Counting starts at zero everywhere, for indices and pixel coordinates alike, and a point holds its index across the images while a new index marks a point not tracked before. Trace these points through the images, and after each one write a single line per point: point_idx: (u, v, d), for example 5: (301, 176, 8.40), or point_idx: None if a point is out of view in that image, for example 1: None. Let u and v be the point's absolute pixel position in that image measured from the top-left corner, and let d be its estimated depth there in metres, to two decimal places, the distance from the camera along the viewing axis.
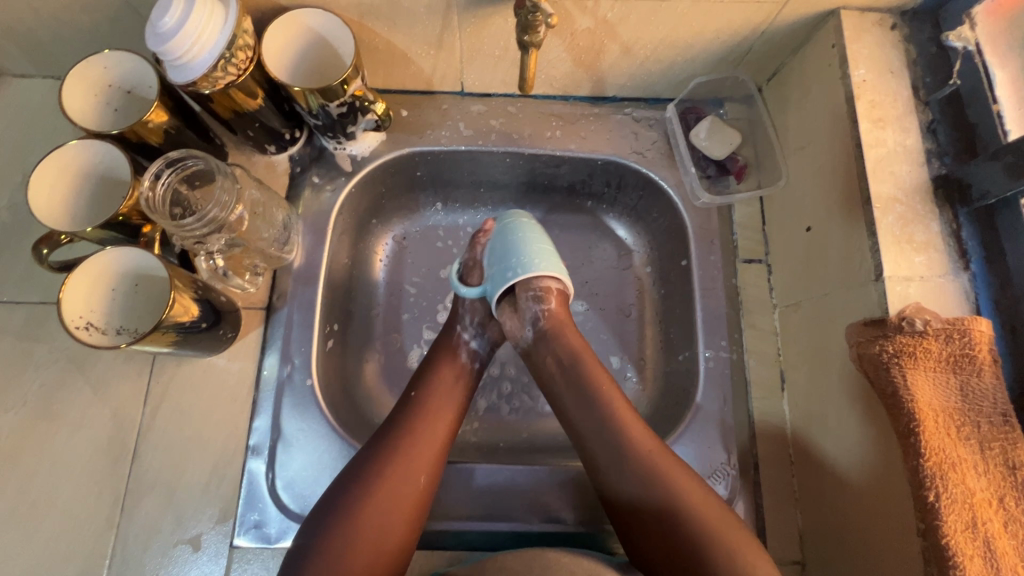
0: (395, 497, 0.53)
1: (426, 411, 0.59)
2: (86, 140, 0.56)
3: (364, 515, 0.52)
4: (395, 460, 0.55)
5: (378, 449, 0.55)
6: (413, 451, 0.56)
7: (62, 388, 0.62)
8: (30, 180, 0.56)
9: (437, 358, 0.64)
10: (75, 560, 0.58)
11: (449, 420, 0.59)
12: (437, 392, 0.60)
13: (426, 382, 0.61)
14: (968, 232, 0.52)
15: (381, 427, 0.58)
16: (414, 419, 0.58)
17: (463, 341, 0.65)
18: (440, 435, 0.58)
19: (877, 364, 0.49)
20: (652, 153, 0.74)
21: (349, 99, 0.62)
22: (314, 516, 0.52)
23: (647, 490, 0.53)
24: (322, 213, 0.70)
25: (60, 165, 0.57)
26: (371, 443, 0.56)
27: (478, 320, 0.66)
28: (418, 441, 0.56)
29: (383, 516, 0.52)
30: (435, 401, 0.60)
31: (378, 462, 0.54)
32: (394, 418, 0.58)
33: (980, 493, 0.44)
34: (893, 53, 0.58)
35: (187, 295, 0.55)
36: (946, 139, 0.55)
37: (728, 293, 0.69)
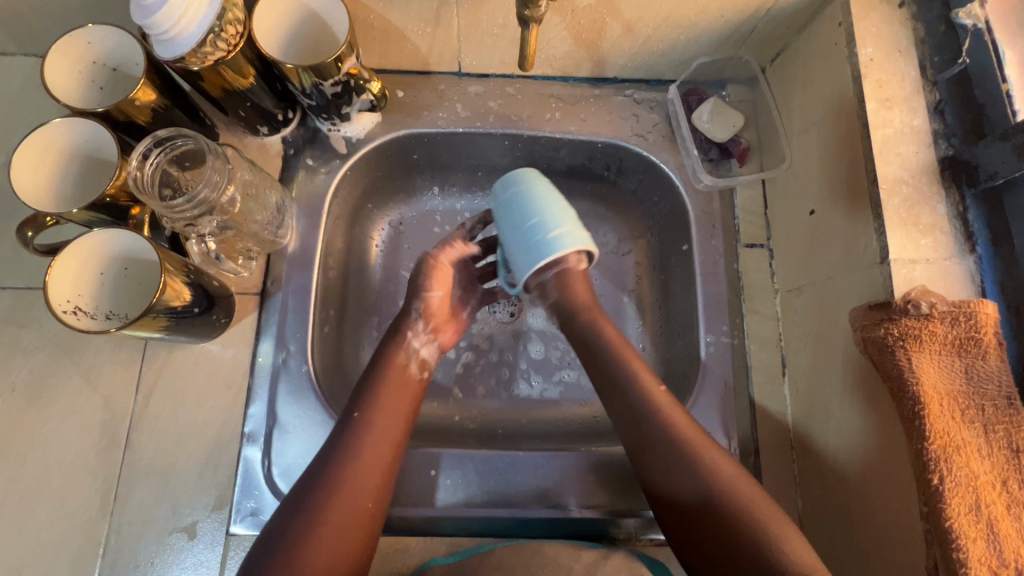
0: (347, 522, 0.51)
1: (371, 429, 0.56)
2: (72, 119, 0.54)
3: (312, 543, 0.49)
4: (343, 489, 0.52)
5: (324, 472, 0.53)
6: (361, 465, 0.54)
7: (51, 374, 0.61)
8: (14, 155, 0.54)
9: (381, 373, 0.60)
10: (69, 547, 0.57)
11: (397, 440, 0.57)
12: (381, 409, 0.58)
13: (370, 400, 0.58)
14: (975, 215, 0.51)
15: (322, 451, 0.55)
16: (359, 440, 0.55)
17: (412, 350, 0.63)
18: (389, 447, 0.56)
19: (881, 347, 0.49)
20: (653, 136, 0.72)
21: (344, 78, 0.61)
22: (266, 537, 0.50)
23: (682, 475, 0.53)
24: (316, 196, 0.68)
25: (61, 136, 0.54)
26: (314, 468, 0.53)
27: (432, 327, 0.66)
28: (366, 454, 0.54)
29: (339, 535, 0.50)
30: (381, 415, 0.57)
31: (324, 481, 0.52)
32: (337, 441, 0.55)
33: (984, 476, 0.44)
34: (901, 31, 0.57)
35: (179, 279, 0.53)
36: (954, 120, 0.54)
37: (729, 277, 0.69)
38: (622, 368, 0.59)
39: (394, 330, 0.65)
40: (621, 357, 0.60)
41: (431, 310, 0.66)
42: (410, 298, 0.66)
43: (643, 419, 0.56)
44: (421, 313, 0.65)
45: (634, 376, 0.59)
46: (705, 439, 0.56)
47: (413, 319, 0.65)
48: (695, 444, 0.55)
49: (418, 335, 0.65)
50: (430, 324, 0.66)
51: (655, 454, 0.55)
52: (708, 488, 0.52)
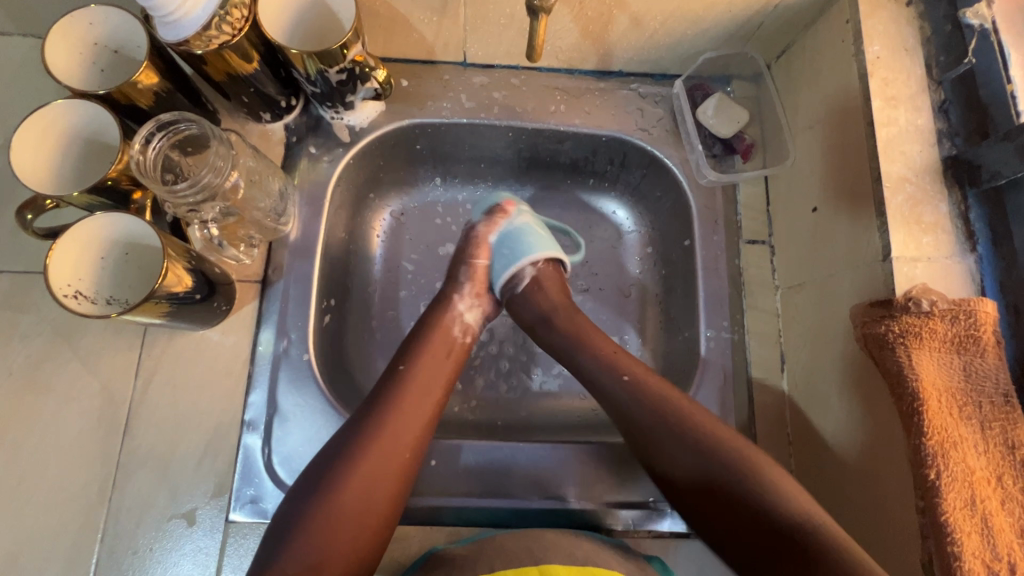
0: (385, 472, 0.52)
1: (414, 384, 0.57)
2: (87, 104, 0.53)
3: (349, 491, 0.50)
4: (380, 444, 0.53)
5: (367, 423, 0.54)
6: (400, 426, 0.54)
7: (49, 359, 0.60)
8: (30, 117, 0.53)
9: (428, 331, 0.62)
10: (67, 532, 0.57)
11: (438, 396, 0.58)
12: (426, 364, 0.59)
13: (414, 356, 0.59)
14: (976, 214, 0.52)
15: (368, 401, 0.56)
16: (401, 392, 0.56)
17: (457, 313, 0.64)
18: (429, 411, 0.57)
19: (881, 343, 0.49)
20: (658, 131, 0.72)
21: (349, 65, 0.60)
22: (299, 488, 0.51)
23: (690, 449, 0.54)
24: (319, 184, 0.68)
25: (46, 117, 0.54)
26: (359, 415, 0.55)
27: (475, 293, 0.66)
28: (406, 415, 0.55)
29: (369, 492, 0.51)
30: (423, 377, 0.58)
31: (364, 436, 0.53)
32: (382, 393, 0.56)
33: (980, 471, 0.45)
34: (907, 30, 0.57)
35: (180, 265, 0.53)
36: (957, 120, 0.54)
37: (730, 273, 0.69)
38: (599, 363, 0.60)
39: (442, 295, 0.66)
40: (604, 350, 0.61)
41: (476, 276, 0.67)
42: (457, 265, 0.68)
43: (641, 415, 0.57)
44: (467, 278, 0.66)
45: (641, 383, 0.58)
46: (708, 419, 0.56)
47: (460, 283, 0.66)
48: (707, 430, 0.55)
49: (466, 300, 0.65)
50: (476, 290, 0.66)
51: (672, 447, 0.55)
52: (711, 474, 0.53)
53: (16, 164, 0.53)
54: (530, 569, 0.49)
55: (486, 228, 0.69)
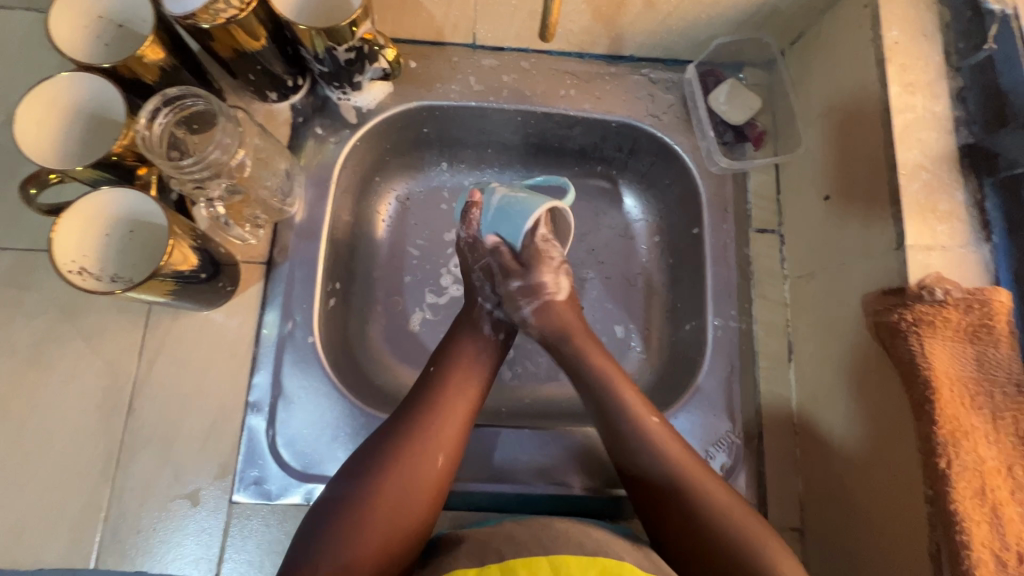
0: (418, 472, 0.52)
1: (445, 386, 0.58)
2: (93, 76, 0.52)
3: (381, 491, 0.50)
4: (413, 445, 0.53)
5: (400, 424, 0.55)
6: (434, 426, 0.55)
7: (53, 337, 0.60)
8: (37, 86, 0.52)
9: (460, 335, 0.63)
10: (70, 511, 0.56)
11: (472, 397, 0.58)
12: (457, 367, 0.60)
13: (445, 360, 0.60)
14: (992, 203, 0.51)
15: (405, 403, 0.57)
16: (434, 393, 0.57)
17: (484, 314, 0.64)
18: (463, 413, 0.57)
19: (894, 332, 0.49)
20: (668, 117, 0.71)
21: (358, 43, 0.59)
22: (334, 486, 0.52)
23: (664, 460, 0.54)
24: (325, 166, 0.67)
25: (47, 98, 0.53)
26: (392, 418, 0.56)
27: (499, 287, 0.66)
28: (441, 416, 0.56)
29: (402, 493, 0.51)
30: (455, 379, 0.59)
31: (398, 436, 0.54)
32: (416, 397, 0.57)
33: (991, 461, 0.45)
34: (927, 15, 0.56)
35: (186, 243, 0.52)
36: (975, 107, 0.53)
37: (739, 262, 0.69)
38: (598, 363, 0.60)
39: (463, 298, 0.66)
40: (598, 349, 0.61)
41: (490, 271, 0.65)
42: (470, 270, 0.67)
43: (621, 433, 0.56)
44: (481, 275, 0.66)
45: (636, 393, 0.58)
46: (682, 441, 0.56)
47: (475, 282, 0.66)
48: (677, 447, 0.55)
49: (485, 296, 0.65)
50: (492, 284, 0.65)
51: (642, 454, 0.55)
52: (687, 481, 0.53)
53: (20, 140, 0.52)
54: (542, 559, 0.46)
55: (466, 224, 0.67)
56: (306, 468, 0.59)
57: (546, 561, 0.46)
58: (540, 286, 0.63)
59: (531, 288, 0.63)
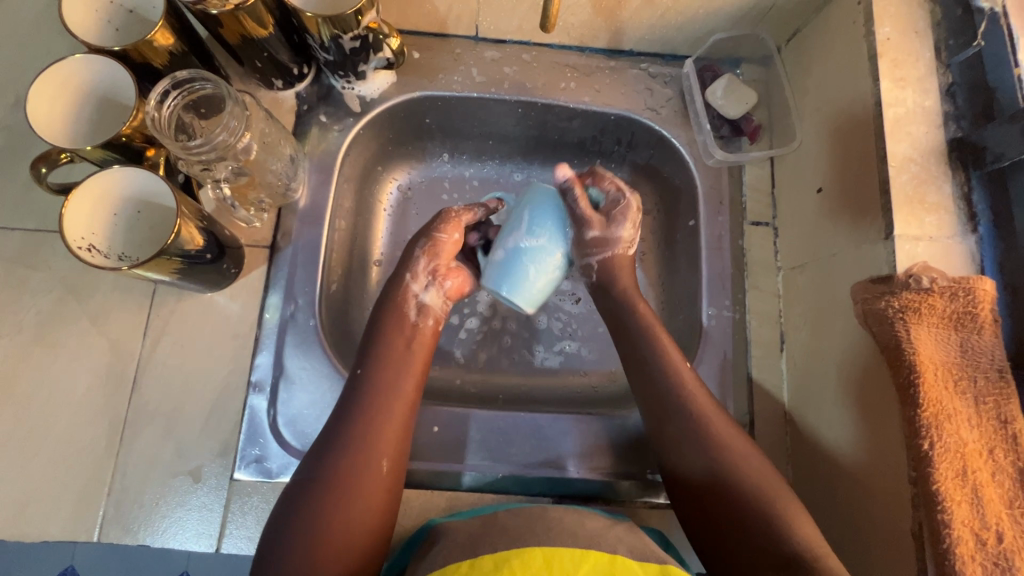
0: (361, 482, 0.50)
1: (375, 386, 0.55)
2: (108, 61, 0.53)
3: (327, 510, 0.48)
4: (350, 454, 0.51)
5: (331, 435, 0.52)
6: (369, 433, 0.53)
7: (59, 315, 0.61)
8: (52, 68, 0.54)
9: (387, 327, 0.60)
10: (74, 485, 0.58)
11: (404, 395, 0.56)
12: (387, 363, 0.57)
13: (372, 358, 0.57)
14: (979, 196, 0.53)
15: (335, 411, 0.55)
16: (363, 397, 0.55)
17: (411, 296, 0.62)
18: (398, 412, 0.55)
19: (882, 318, 0.50)
20: (666, 111, 0.73)
21: (363, 32, 0.60)
22: (279, 509, 0.50)
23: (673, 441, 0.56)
24: (329, 153, 0.69)
25: (60, 78, 0.54)
26: (326, 428, 0.53)
27: (432, 268, 0.62)
28: (374, 421, 0.53)
29: (348, 508, 0.49)
30: (383, 377, 0.56)
31: (331, 449, 0.51)
32: (345, 402, 0.55)
33: (972, 444, 0.46)
34: (918, 13, 0.57)
35: (192, 223, 0.53)
36: (963, 102, 0.55)
37: (734, 254, 0.70)
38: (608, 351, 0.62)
39: (395, 273, 0.63)
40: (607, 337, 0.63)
41: (434, 249, 0.63)
42: (417, 238, 0.64)
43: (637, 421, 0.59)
44: (423, 252, 0.62)
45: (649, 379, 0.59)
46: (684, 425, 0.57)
47: (414, 259, 0.62)
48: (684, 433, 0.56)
49: (419, 280, 0.62)
50: (430, 265, 0.62)
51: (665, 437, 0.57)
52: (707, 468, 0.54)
53: (35, 120, 0.54)
54: (536, 552, 0.46)
55: (463, 208, 0.64)
56: (306, 448, 0.60)
57: (540, 554, 0.46)
58: (605, 239, 0.62)
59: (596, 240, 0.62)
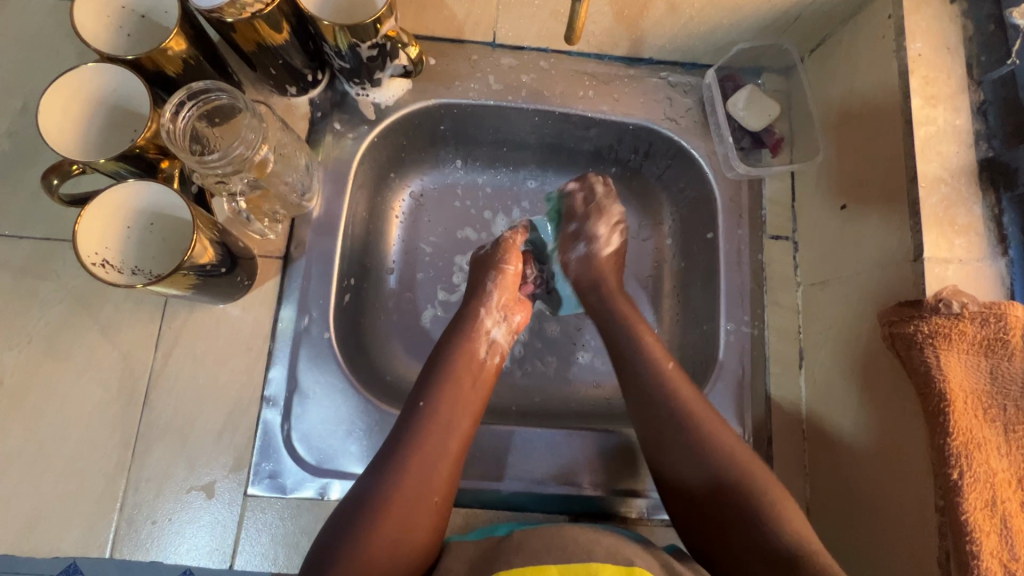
0: (411, 516, 0.49)
1: (436, 421, 0.54)
2: (121, 70, 0.52)
3: (375, 544, 0.47)
4: (406, 487, 0.50)
5: (391, 464, 0.51)
6: (429, 468, 0.52)
7: (69, 327, 0.60)
8: (64, 76, 0.52)
9: (451, 359, 0.59)
10: (86, 500, 0.57)
11: (464, 434, 0.55)
12: (451, 397, 0.56)
13: (436, 392, 0.56)
14: (1010, 218, 0.52)
15: (392, 437, 0.53)
16: (425, 430, 0.54)
17: (484, 331, 0.63)
18: (456, 450, 0.54)
19: (909, 343, 0.49)
20: (686, 121, 0.72)
21: (381, 41, 0.59)
22: (324, 537, 0.48)
23: None
24: (343, 161, 0.67)
25: (69, 90, 0.53)
26: (380, 458, 0.52)
27: (503, 304, 0.65)
28: (434, 456, 0.53)
29: (397, 541, 0.48)
30: (447, 411, 0.55)
31: (388, 480, 0.50)
32: (405, 431, 0.54)
33: (1002, 473, 0.45)
34: (950, 28, 0.56)
35: (207, 236, 0.52)
36: (995, 121, 0.54)
37: (753, 268, 0.69)
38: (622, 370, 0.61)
39: (469, 305, 0.65)
40: (620, 353, 0.62)
41: (505, 283, 0.66)
42: (485, 270, 0.66)
43: (651, 438, 0.57)
44: (495, 286, 0.65)
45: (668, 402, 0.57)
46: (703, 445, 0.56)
47: (487, 294, 0.65)
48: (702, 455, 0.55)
49: (492, 315, 0.64)
50: (502, 301, 0.65)
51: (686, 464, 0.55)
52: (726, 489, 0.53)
53: (45, 130, 0.52)
54: (552, 568, 0.47)
55: (513, 235, 0.69)
56: (321, 463, 0.60)
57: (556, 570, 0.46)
58: (595, 235, 0.71)
59: (584, 237, 0.72)
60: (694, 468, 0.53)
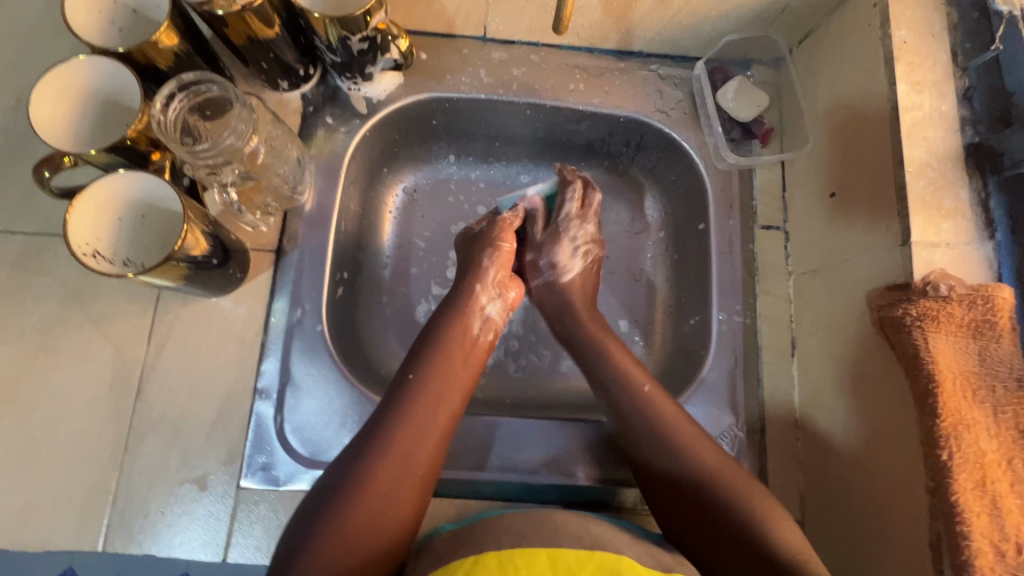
0: (393, 490, 0.49)
1: (424, 395, 0.54)
2: (114, 65, 0.53)
3: (355, 516, 0.47)
4: (389, 462, 0.50)
5: (376, 438, 0.51)
6: (413, 443, 0.51)
7: (61, 321, 0.60)
8: (57, 69, 0.53)
9: (441, 336, 0.59)
10: (78, 494, 0.57)
11: (451, 410, 0.55)
12: (439, 374, 0.56)
13: (426, 366, 0.56)
14: (996, 202, 0.52)
15: (378, 411, 0.53)
16: (411, 405, 0.53)
17: (480, 309, 0.63)
18: (442, 426, 0.54)
19: (898, 326, 0.50)
20: (676, 113, 0.72)
21: (371, 33, 0.60)
22: (303, 510, 0.48)
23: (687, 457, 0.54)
24: (335, 155, 0.68)
25: (60, 84, 0.54)
26: (365, 431, 0.52)
27: (498, 280, 0.65)
28: (418, 430, 0.52)
29: (377, 514, 0.48)
30: (435, 388, 0.55)
31: (371, 454, 0.50)
32: (390, 404, 0.53)
33: (991, 454, 0.45)
34: (935, 15, 0.56)
35: (199, 228, 0.52)
36: (981, 107, 0.54)
37: (744, 258, 0.69)
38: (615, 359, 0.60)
39: (463, 282, 0.64)
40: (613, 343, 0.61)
41: (500, 260, 0.65)
42: (482, 246, 0.66)
43: (644, 425, 0.56)
44: (490, 263, 0.65)
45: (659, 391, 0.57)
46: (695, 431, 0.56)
47: (484, 270, 0.64)
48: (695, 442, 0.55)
49: (488, 292, 0.64)
50: (498, 277, 0.65)
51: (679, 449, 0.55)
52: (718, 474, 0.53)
53: (36, 120, 0.53)
54: (541, 551, 0.46)
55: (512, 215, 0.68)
56: (314, 455, 0.59)
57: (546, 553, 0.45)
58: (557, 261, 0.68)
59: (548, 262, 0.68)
60: (688, 456, 0.53)
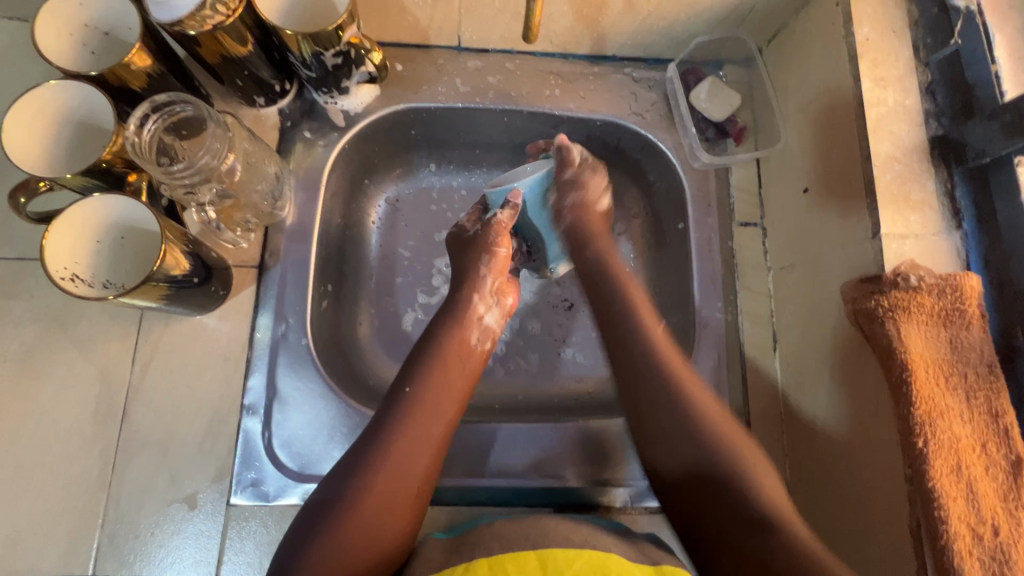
0: (389, 504, 0.49)
1: (421, 407, 0.54)
2: (85, 87, 0.52)
3: (350, 530, 0.47)
4: (384, 475, 0.50)
5: (372, 451, 0.51)
6: (408, 455, 0.52)
7: (43, 346, 0.60)
8: (28, 94, 0.53)
9: (439, 346, 0.59)
10: (67, 518, 0.57)
11: (447, 421, 0.55)
12: (435, 385, 0.56)
13: (422, 378, 0.56)
14: (962, 192, 0.53)
15: (373, 424, 0.54)
16: (407, 417, 0.54)
17: (477, 319, 0.63)
18: (439, 436, 0.54)
19: (871, 317, 0.51)
20: (652, 115, 0.73)
21: (345, 48, 0.60)
22: (299, 525, 0.48)
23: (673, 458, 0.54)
24: (314, 168, 0.68)
25: (34, 108, 0.54)
26: (360, 444, 0.52)
27: (496, 288, 0.66)
28: (415, 442, 0.52)
29: (372, 528, 0.48)
30: (431, 399, 0.55)
31: (367, 468, 0.50)
32: (387, 416, 0.54)
33: (966, 439, 0.46)
34: (895, 12, 0.58)
35: (178, 248, 0.52)
36: (944, 100, 0.55)
37: (723, 255, 0.70)
38: None
39: (461, 292, 0.65)
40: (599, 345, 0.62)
41: (497, 266, 0.66)
42: (476, 252, 0.66)
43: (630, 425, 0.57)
44: (487, 270, 0.66)
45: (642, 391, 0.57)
46: None
47: (481, 278, 0.65)
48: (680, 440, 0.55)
49: (485, 300, 0.65)
50: (494, 284, 0.66)
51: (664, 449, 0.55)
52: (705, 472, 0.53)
53: (9, 146, 0.53)
54: (531, 556, 0.46)
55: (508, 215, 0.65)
56: (303, 469, 0.59)
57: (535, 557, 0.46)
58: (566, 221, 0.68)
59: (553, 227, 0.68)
60: (671, 455, 0.54)
